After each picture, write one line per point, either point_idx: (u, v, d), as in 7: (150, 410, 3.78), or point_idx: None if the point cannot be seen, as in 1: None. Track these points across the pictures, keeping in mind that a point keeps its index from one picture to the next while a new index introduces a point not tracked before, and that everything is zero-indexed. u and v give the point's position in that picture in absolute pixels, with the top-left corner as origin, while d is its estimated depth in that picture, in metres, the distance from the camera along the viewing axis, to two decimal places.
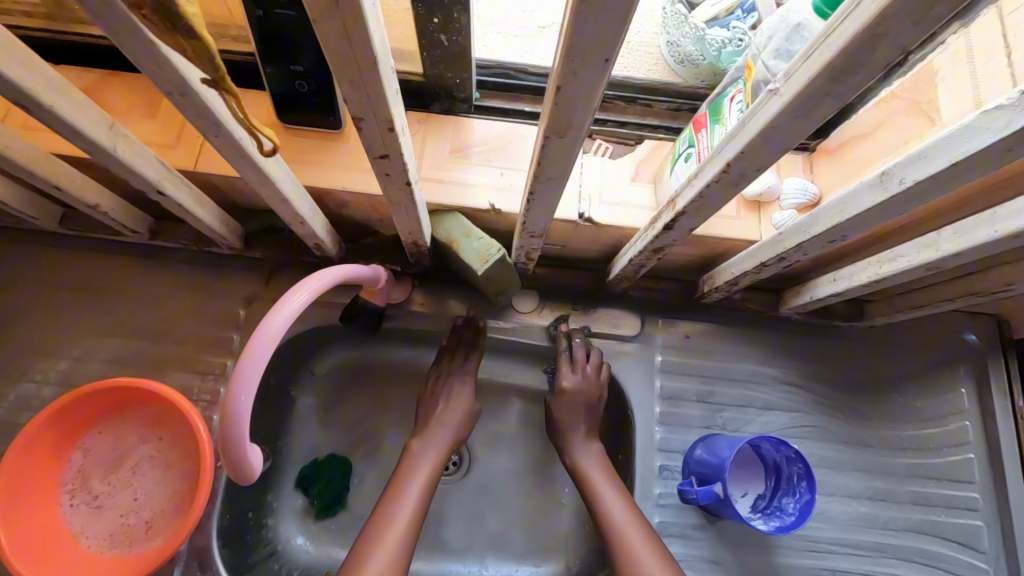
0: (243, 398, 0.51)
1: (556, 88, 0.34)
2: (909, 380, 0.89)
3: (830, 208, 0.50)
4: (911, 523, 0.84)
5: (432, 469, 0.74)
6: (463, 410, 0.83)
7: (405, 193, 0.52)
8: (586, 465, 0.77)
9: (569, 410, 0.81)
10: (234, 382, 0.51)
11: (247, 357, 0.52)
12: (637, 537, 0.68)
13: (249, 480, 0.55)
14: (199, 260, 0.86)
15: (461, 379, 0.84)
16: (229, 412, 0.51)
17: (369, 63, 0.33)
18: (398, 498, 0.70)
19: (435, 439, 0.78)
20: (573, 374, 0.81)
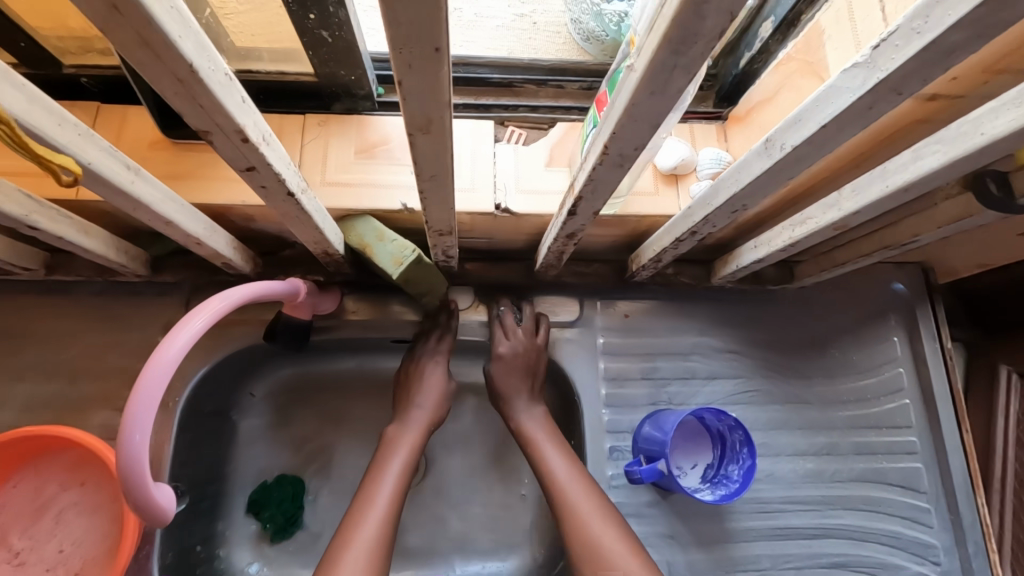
0: (138, 437, 0.48)
1: (398, 83, 0.32)
2: (845, 335, 0.91)
3: (728, 178, 0.49)
4: (855, 473, 0.86)
5: (410, 453, 0.73)
6: (439, 391, 0.80)
7: (292, 204, 0.49)
8: (528, 425, 0.77)
9: (508, 373, 0.79)
10: (127, 420, 0.48)
11: (137, 393, 0.48)
12: (573, 486, 0.70)
13: (164, 520, 0.53)
14: (109, 290, 0.81)
15: (434, 359, 0.81)
16: (123, 455, 0.48)
17: (186, 70, 0.30)
18: (376, 488, 0.69)
19: (412, 423, 0.76)
20: (508, 339, 0.80)
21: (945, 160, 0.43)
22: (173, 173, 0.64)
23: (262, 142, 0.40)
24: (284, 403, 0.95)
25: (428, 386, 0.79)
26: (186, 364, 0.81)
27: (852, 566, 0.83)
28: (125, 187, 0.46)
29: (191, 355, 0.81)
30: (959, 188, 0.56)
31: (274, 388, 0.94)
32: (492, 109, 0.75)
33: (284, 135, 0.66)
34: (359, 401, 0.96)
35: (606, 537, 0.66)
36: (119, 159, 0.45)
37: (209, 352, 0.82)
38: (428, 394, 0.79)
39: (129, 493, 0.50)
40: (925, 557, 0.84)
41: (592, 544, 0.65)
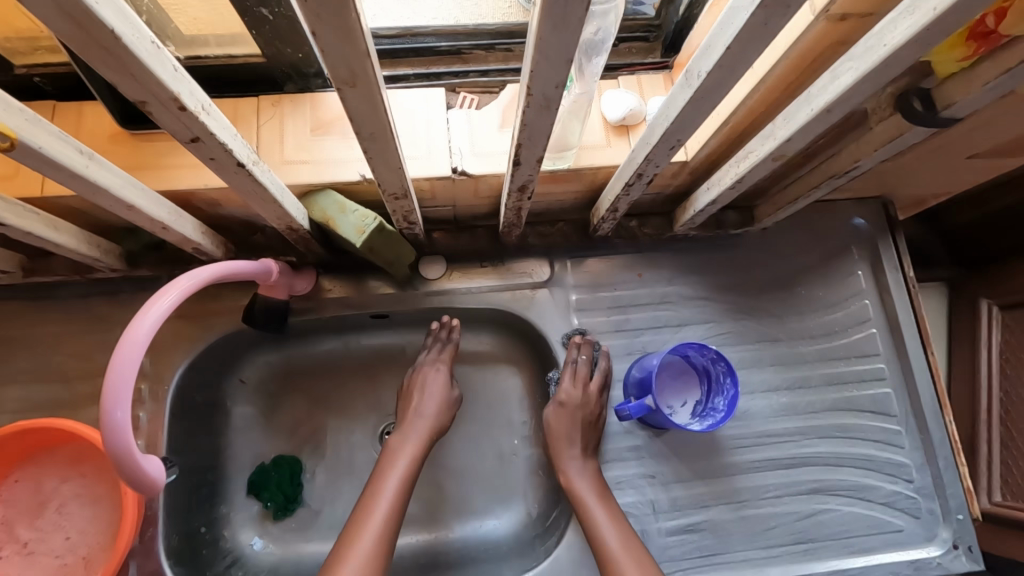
0: (120, 414, 0.51)
1: (312, 34, 0.33)
2: (810, 272, 0.94)
3: (660, 114, 0.51)
4: (828, 403, 0.89)
5: (413, 458, 0.78)
6: (439, 398, 0.86)
7: (246, 176, 0.51)
8: (579, 482, 0.78)
9: (564, 428, 0.81)
10: (106, 399, 0.50)
11: (113, 372, 0.50)
12: (624, 555, 0.70)
13: (156, 490, 0.56)
14: (87, 288, 0.83)
15: (435, 371, 0.87)
16: (108, 428, 0.50)
17: (110, 39, 0.32)
18: (380, 486, 0.74)
19: (415, 431, 0.81)
20: (574, 389, 0.82)
21: (857, 75, 0.45)
22: (135, 164, 0.66)
23: (202, 112, 0.41)
24: (273, 387, 0.97)
25: (430, 395, 0.85)
26: (171, 353, 0.83)
27: (830, 491, 0.86)
28: (80, 171, 0.48)
29: (177, 345, 0.84)
30: (888, 108, 0.58)
31: (262, 373, 0.97)
32: (443, 77, 0.77)
33: (240, 118, 0.68)
34: (347, 378, 0.99)
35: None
36: (71, 144, 0.47)
37: (193, 341, 0.85)
38: (430, 402, 0.84)
39: (118, 468, 0.52)
40: (899, 476, 0.88)
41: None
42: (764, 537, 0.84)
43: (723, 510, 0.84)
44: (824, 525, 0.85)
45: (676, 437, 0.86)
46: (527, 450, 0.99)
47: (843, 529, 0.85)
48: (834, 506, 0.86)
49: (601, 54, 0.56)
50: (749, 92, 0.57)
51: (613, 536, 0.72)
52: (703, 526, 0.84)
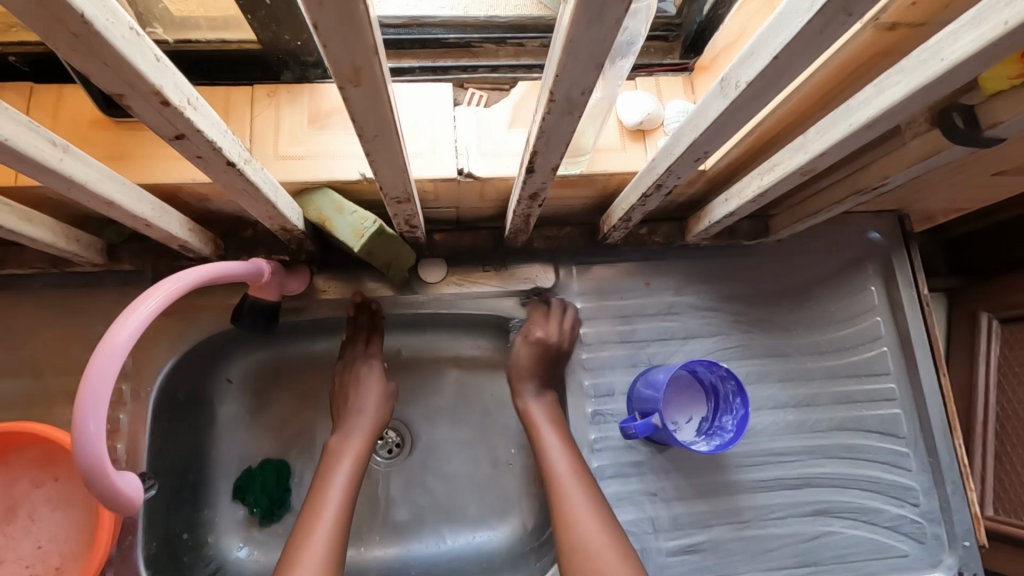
0: (93, 427, 0.46)
1: (312, 26, 0.29)
2: (823, 285, 0.91)
3: (687, 124, 0.48)
4: (836, 422, 0.87)
5: (355, 460, 0.73)
6: (378, 391, 0.81)
7: (236, 175, 0.47)
8: (536, 412, 0.80)
9: (552, 361, 0.83)
10: (78, 410, 0.46)
11: (86, 381, 0.46)
12: (570, 480, 0.72)
13: (132, 508, 0.52)
14: (66, 282, 0.78)
15: (369, 363, 0.83)
16: (80, 444, 0.46)
17: (77, 21, 0.28)
18: (323, 495, 0.69)
19: (355, 429, 0.76)
20: (548, 325, 0.83)
21: (907, 91, 0.41)
22: (117, 154, 0.61)
23: (187, 106, 0.37)
24: (260, 388, 0.93)
25: (367, 389, 0.80)
26: (154, 351, 0.79)
27: (834, 512, 0.84)
28: (51, 164, 0.44)
29: (161, 343, 0.80)
30: (925, 124, 0.54)
31: (250, 373, 0.93)
32: (450, 71, 0.72)
33: (232, 108, 0.64)
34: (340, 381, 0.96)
35: (590, 521, 0.68)
36: (43, 135, 0.43)
37: (178, 340, 0.80)
38: (368, 397, 0.79)
39: (90, 485, 0.48)
40: (906, 499, 0.85)
41: (575, 532, 0.67)
42: (767, 558, 0.82)
43: (726, 530, 0.82)
44: (827, 547, 0.83)
45: (680, 454, 0.83)
46: (524, 459, 0.96)
47: (847, 552, 0.83)
48: (838, 528, 0.84)
49: (629, 56, 0.52)
50: (781, 102, 0.54)
51: (560, 462, 0.74)
52: (705, 546, 0.81)
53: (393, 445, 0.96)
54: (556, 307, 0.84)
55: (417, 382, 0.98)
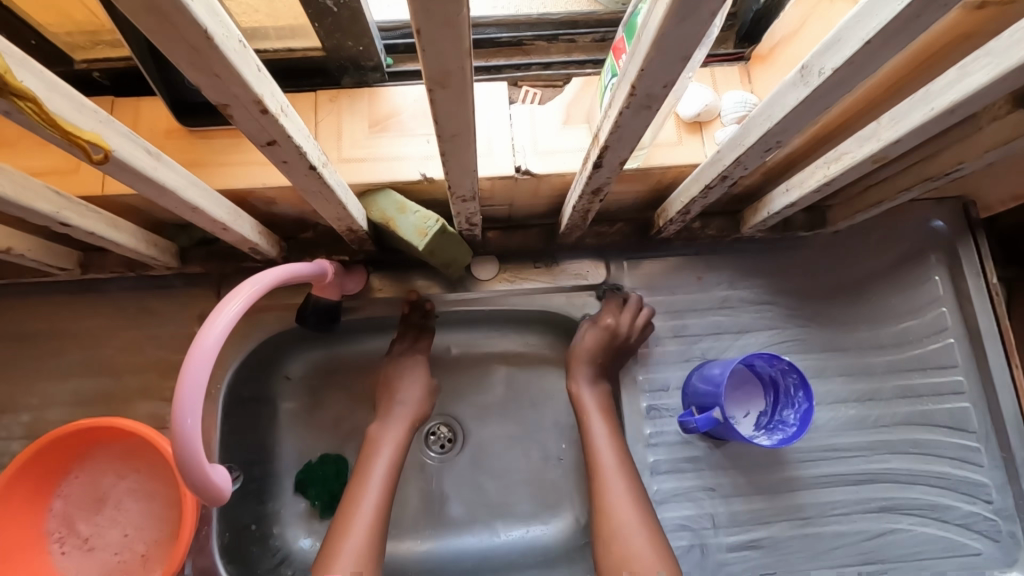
0: (190, 421, 0.49)
1: (416, 32, 0.30)
2: (882, 276, 0.88)
3: (760, 114, 0.47)
4: (901, 417, 0.84)
5: (395, 448, 0.75)
6: (422, 384, 0.82)
7: (315, 179, 0.49)
8: (588, 402, 0.79)
9: (608, 353, 0.81)
10: (177, 405, 0.49)
11: (184, 381, 0.49)
12: (615, 473, 0.72)
13: (221, 499, 0.55)
14: (139, 285, 0.82)
15: (414, 354, 0.84)
16: (177, 439, 0.49)
17: (201, 38, 0.30)
18: (364, 483, 0.71)
19: (395, 418, 0.78)
20: (620, 316, 0.81)
21: (995, 73, 0.40)
22: (192, 162, 0.64)
23: (281, 113, 0.39)
24: (319, 386, 0.96)
25: (409, 381, 0.81)
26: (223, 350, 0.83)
27: (900, 510, 0.82)
28: (148, 174, 0.46)
29: (229, 342, 0.83)
30: (1006, 107, 0.52)
31: (308, 371, 0.96)
32: (504, 70, 0.73)
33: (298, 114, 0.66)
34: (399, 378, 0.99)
35: (631, 520, 0.68)
36: (140, 145, 0.45)
37: (244, 339, 0.84)
38: (409, 390, 0.80)
39: (185, 476, 0.51)
40: (977, 496, 0.82)
41: (615, 526, 0.68)
42: (830, 556, 0.80)
43: (787, 527, 0.80)
44: (893, 545, 0.81)
45: (740, 448, 0.82)
46: None
47: (915, 551, 0.80)
48: (905, 525, 0.81)
49: (703, 47, 0.51)
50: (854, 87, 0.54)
51: (610, 456, 0.74)
52: (765, 542, 0.80)
53: (445, 440, 0.97)
54: (630, 302, 0.83)
55: (468, 378, 1.00)
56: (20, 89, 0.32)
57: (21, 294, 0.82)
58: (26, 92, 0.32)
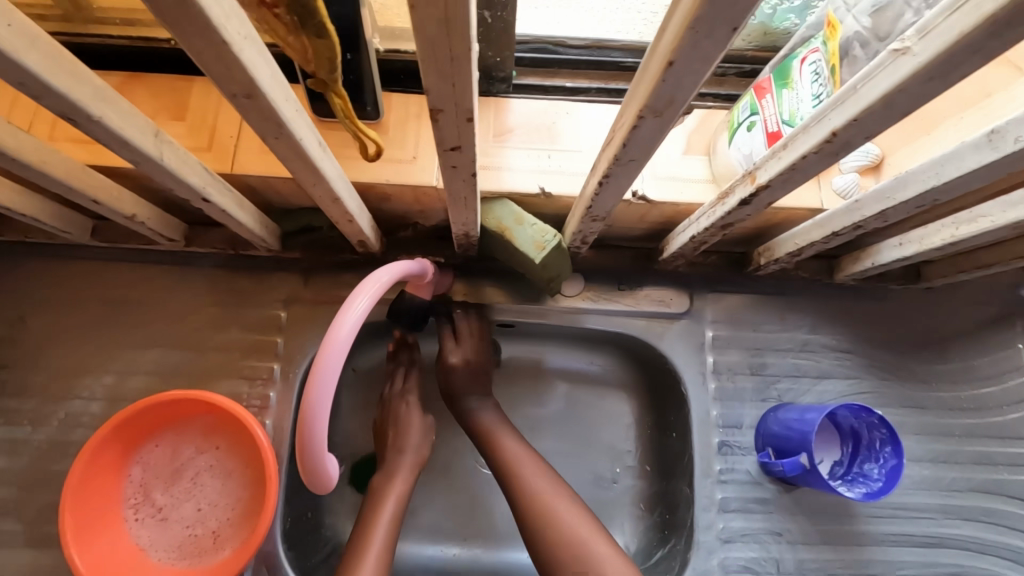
0: (322, 403, 0.51)
1: (667, 63, 0.31)
2: (965, 338, 0.87)
3: (920, 172, 0.48)
4: (974, 483, 0.83)
5: (400, 500, 0.74)
6: (420, 428, 0.82)
7: (469, 184, 0.50)
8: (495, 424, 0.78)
9: (459, 379, 0.81)
10: (313, 387, 0.51)
11: (321, 366, 0.51)
12: (531, 464, 0.73)
13: (326, 487, 0.57)
14: (232, 264, 0.84)
15: (405, 401, 0.83)
16: (308, 421, 0.51)
17: (465, 48, 0.30)
18: (370, 535, 0.69)
19: (398, 468, 0.77)
20: (461, 344, 0.81)
21: None
22: None
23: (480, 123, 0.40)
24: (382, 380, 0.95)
25: (408, 428, 0.80)
26: (304, 336, 0.82)
27: None
28: (316, 162, 0.47)
29: (308, 328, 0.82)
30: None
31: (374, 364, 0.96)
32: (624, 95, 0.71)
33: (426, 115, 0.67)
34: None
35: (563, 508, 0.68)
36: (315, 135, 0.46)
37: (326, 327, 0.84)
38: (410, 437, 0.80)
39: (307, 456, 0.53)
40: None
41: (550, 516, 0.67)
42: None
43: None
44: None
45: (812, 494, 0.82)
46: (631, 480, 0.90)
47: None
48: None
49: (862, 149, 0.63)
50: None
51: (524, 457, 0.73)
52: None
53: None
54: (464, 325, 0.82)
55: None
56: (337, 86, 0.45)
57: (116, 259, 0.83)
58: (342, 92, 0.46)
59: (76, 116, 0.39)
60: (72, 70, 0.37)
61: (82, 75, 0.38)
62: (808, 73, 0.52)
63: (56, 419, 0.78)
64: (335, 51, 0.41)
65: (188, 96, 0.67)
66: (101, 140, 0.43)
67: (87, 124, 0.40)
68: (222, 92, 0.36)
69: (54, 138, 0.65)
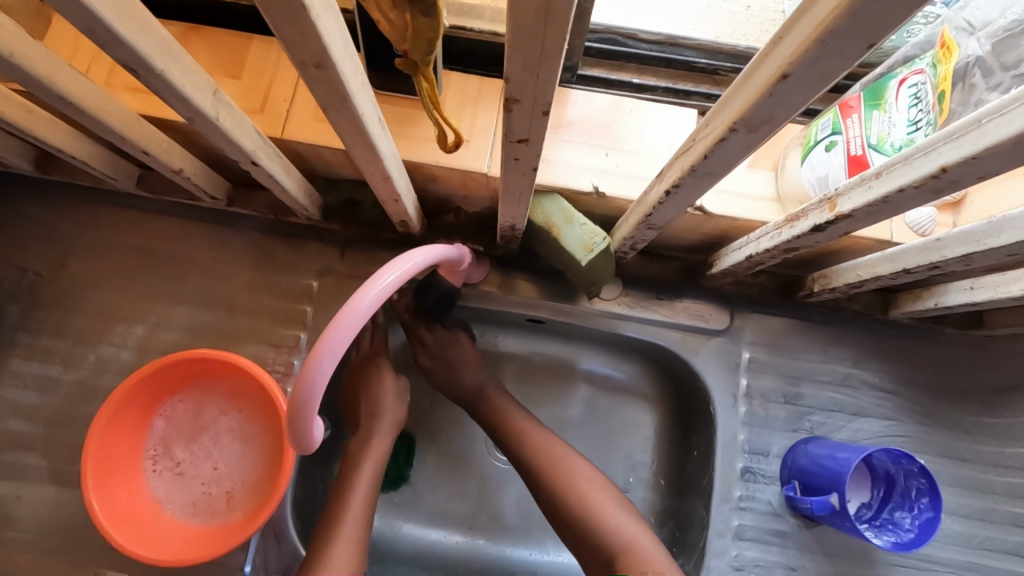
0: (325, 366, 0.49)
1: (780, 76, 0.28)
2: (1018, 393, 0.83)
3: (1019, 217, 0.44)
4: (1008, 544, 0.79)
5: (377, 463, 0.72)
6: (395, 392, 0.78)
7: (528, 177, 0.47)
8: (518, 420, 0.75)
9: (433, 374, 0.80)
10: (318, 349, 0.49)
11: (332, 331, 0.50)
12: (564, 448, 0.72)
13: (311, 450, 0.55)
14: (270, 228, 0.83)
15: (376, 364, 0.79)
16: (305, 382, 0.49)
17: (559, 39, 0.28)
18: (347, 500, 0.68)
19: (377, 432, 0.74)
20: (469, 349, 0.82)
21: None
22: None
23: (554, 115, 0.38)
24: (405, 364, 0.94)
25: (382, 392, 0.77)
26: (334, 309, 0.81)
27: None
28: (373, 138, 0.45)
29: (338, 301, 0.81)
30: None
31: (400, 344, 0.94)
32: (692, 97, 0.68)
33: (484, 98, 0.64)
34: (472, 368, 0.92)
35: (615, 516, 0.65)
36: (376, 111, 0.44)
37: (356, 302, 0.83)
38: (385, 401, 0.76)
39: (297, 416, 0.51)
40: None
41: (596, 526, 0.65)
42: None
43: None
44: None
45: (833, 533, 0.79)
46: (643, 491, 0.88)
47: None
48: None
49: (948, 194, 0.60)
50: None
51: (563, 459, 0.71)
52: None
53: None
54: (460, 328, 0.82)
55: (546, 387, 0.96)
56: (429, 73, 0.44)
57: (159, 211, 0.83)
58: (432, 78, 0.45)
59: (139, 68, 0.37)
60: (142, 20, 0.35)
61: (150, 26, 0.36)
62: (906, 95, 0.49)
63: (88, 361, 0.79)
64: (437, 32, 0.39)
65: (245, 54, 0.65)
66: (161, 95, 0.41)
67: (149, 77, 0.39)
68: (292, 59, 0.34)
69: (110, 84, 0.64)
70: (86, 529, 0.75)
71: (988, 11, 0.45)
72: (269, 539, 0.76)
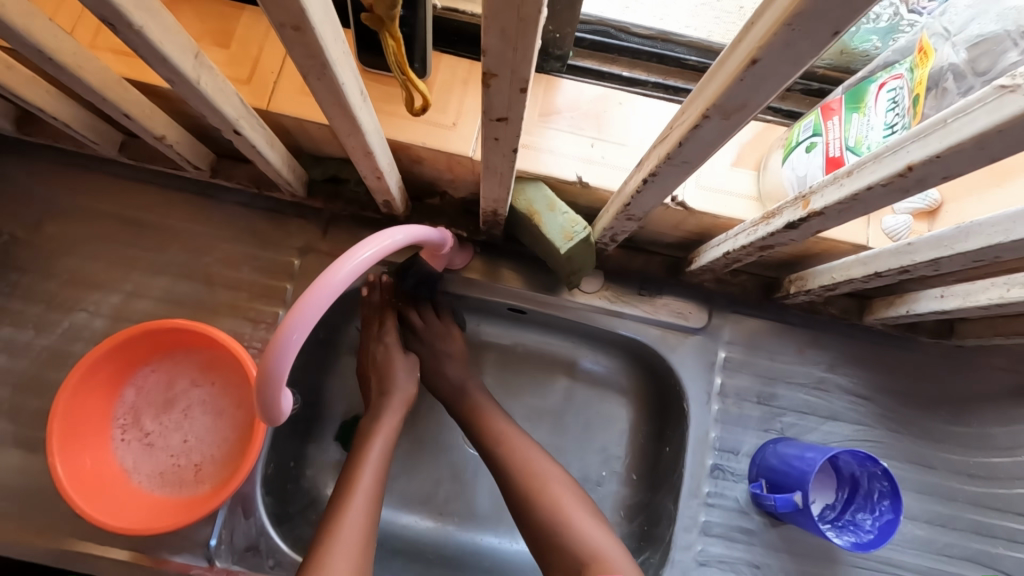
0: (297, 336, 0.49)
1: (750, 61, 0.28)
2: (985, 404, 0.84)
3: (984, 226, 0.45)
4: (967, 551, 0.80)
5: (387, 437, 0.71)
6: (403, 364, 0.77)
7: (508, 159, 0.48)
8: (493, 419, 0.76)
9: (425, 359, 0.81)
10: (288, 321, 0.49)
11: (305, 303, 0.49)
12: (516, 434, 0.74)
13: (279, 421, 0.55)
14: (253, 203, 0.83)
15: (382, 342, 0.78)
16: (275, 349, 0.49)
17: (534, 13, 0.28)
18: (359, 476, 0.66)
19: (387, 407, 0.74)
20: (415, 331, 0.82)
21: None
22: None
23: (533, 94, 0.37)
24: None
25: (391, 366, 0.76)
26: None
27: None
28: (354, 111, 0.45)
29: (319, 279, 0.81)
30: None
31: None
32: (681, 94, 0.68)
33: (472, 81, 0.64)
34: None
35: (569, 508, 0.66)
36: (358, 84, 0.44)
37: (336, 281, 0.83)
38: (395, 379, 0.76)
39: (262, 388, 0.51)
40: None
41: (559, 521, 0.65)
42: None
43: None
44: None
45: (797, 532, 0.80)
46: (614, 485, 0.88)
47: None
48: None
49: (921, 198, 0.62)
50: None
51: (526, 452, 0.71)
52: None
53: None
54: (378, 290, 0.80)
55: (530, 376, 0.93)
56: (393, 27, 0.45)
57: (141, 180, 0.82)
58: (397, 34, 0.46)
59: (116, 22, 0.37)
60: None
61: None
62: (884, 100, 0.49)
63: (59, 328, 0.78)
64: None
65: (233, 24, 0.65)
66: (139, 52, 0.41)
67: (126, 33, 0.38)
68: (270, 21, 0.34)
69: (94, 45, 0.63)
70: (51, 495, 0.74)
71: (962, 18, 0.46)
72: (237, 514, 0.76)
